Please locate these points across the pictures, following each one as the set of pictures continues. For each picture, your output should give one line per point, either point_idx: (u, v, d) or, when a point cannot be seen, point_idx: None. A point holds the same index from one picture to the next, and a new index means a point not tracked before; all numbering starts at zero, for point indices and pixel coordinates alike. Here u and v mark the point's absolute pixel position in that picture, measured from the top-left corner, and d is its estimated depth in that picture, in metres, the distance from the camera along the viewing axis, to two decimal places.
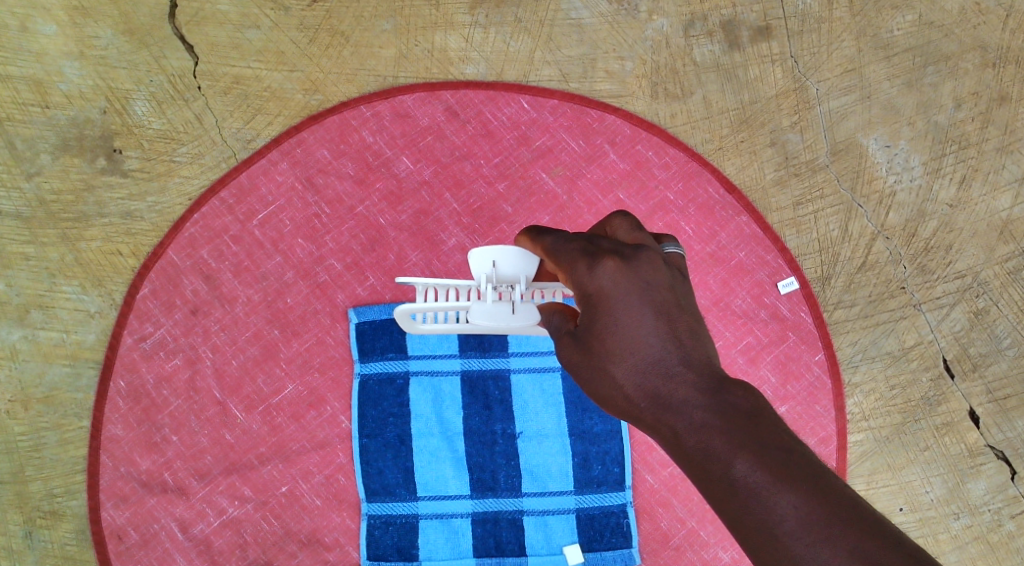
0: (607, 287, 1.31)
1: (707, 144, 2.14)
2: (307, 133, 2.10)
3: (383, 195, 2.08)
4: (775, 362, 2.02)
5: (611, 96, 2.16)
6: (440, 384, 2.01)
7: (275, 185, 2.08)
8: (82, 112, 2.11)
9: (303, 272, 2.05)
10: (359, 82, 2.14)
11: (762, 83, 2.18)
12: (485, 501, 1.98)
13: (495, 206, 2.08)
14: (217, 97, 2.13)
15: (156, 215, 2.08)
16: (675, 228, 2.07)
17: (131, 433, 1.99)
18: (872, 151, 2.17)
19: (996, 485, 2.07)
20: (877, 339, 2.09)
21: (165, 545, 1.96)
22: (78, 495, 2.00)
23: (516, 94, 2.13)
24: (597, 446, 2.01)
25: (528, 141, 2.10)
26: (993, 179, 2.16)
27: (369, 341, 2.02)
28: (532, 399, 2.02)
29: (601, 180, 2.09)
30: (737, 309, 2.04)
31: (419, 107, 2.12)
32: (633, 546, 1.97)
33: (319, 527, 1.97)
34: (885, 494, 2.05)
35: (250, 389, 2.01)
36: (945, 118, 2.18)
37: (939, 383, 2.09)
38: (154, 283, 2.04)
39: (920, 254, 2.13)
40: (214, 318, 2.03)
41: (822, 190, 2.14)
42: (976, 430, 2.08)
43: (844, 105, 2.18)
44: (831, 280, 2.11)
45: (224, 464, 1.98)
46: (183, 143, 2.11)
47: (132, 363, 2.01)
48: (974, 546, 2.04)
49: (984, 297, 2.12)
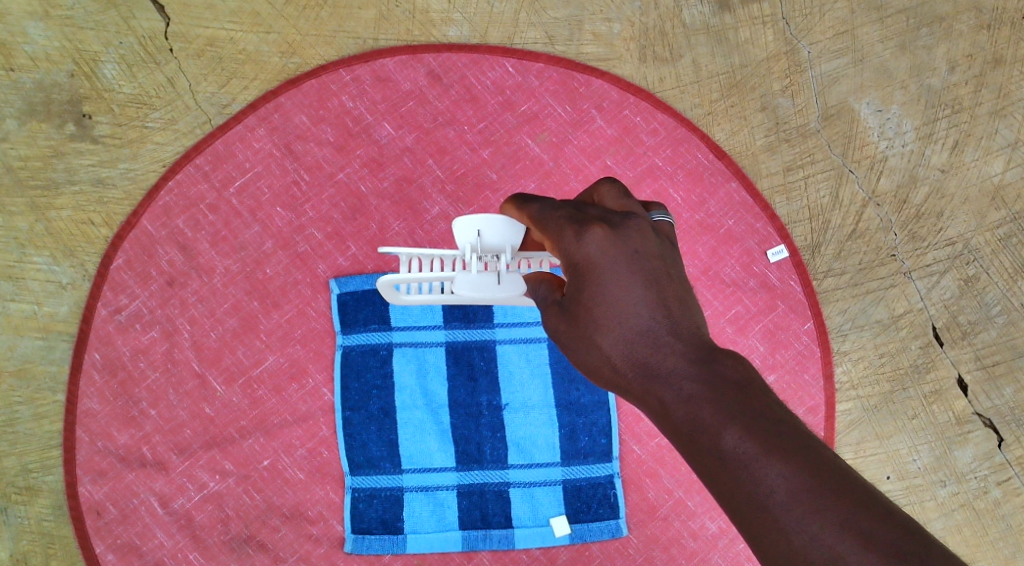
0: (594, 256, 1.28)
1: (696, 108, 2.10)
2: (284, 98, 2.03)
3: (365, 161, 2.02)
4: (764, 331, 2.00)
5: (598, 59, 2.10)
6: (424, 355, 1.97)
7: (251, 151, 2.01)
8: (48, 75, 2.03)
9: (283, 242, 2.00)
10: (338, 45, 2.07)
11: (753, 45, 2.13)
12: (471, 473, 1.95)
13: (479, 173, 2.02)
14: (190, 60, 2.05)
15: (129, 183, 2.02)
16: (663, 195, 2.03)
17: (107, 407, 1.94)
18: (864, 116, 2.13)
19: (983, 452, 2.06)
20: (867, 307, 2.07)
21: (145, 520, 1.92)
22: (54, 470, 1.95)
23: (500, 57, 2.07)
24: (584, 417, 1.98)
25: (512, 107, 2.05)
26: (986, 143, 2.13)
27: (352, 312, 1.97)
28: (518, 370, 1.98)
29: (588, 146, 2.04)
30: (725, 278, 2.01)
31: (400, 70, 2.05)
32: (620, 517, 1.96)
33: (303, 501, 1.94)
34: (873, 463, 2.04)
35: (229, 361, 1.96)
36: (938, 82, 2.14)
37: (928, 351, 2.07)
38: (129, 253, 1.98)
39: (911, 221, 2.10)
40: (191, 289, 1.98)
41: (813, 155, 2.11)
42: (963, 397, 2.07)
43: (836, 68, 2.14)
44: (821, 248, 2.08)
45: (204, 438, 1.94)
46: (155, 108, 2.04)
47: (107, 336, 1.96)
48: (961, 513, 2.04)
49: (975, 264, 2.10)
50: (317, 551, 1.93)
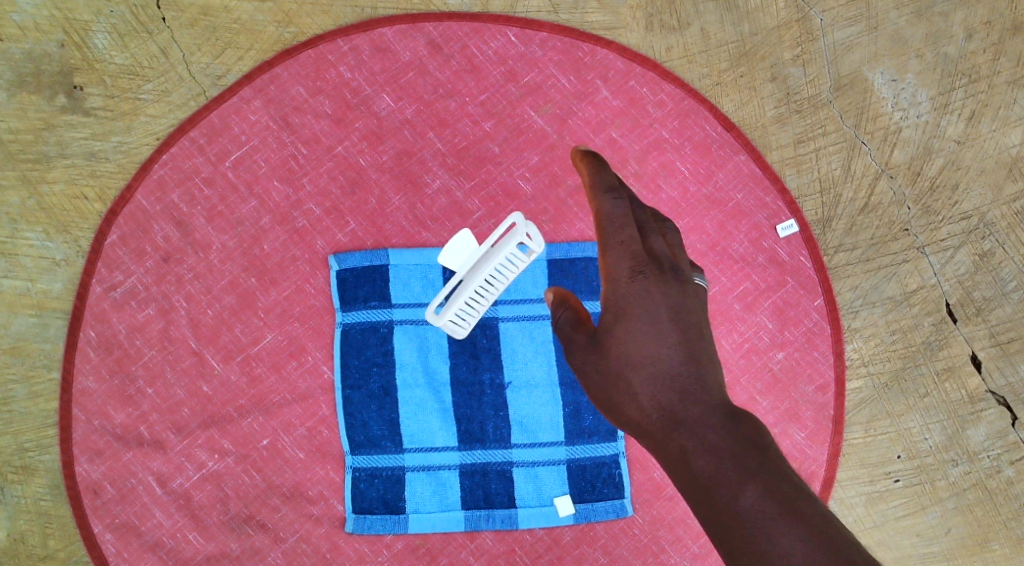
0: (624, 281, 1.25)
1: (704, 79, 2.04)
2: (281, 69, 1.97)
3: (364, 134, 1.97)
4: (773, 308, 1.97)
5: (603, 27, 2.04)
6: (426, 333, 1.93)
7: (247, 124, 1.96)
8: (38, 45, 1.97)
9: (280, 217, 1.95)
10: (335, 13, 2.01)
11: (763, 13, 2.06)
12: (474, 452, 1.91)
13: (481, 146, 1.97)
14: (184, 30, 2.00)
15: (122, 156, 1.97)
16: (670, 168, 1.98)
17: (103, 386, 1.91)
18: (878, 86, 2.07)
19: (996, 431, 2.01)
20: (879, 283, 2.02)
21: (143, 499, 1.89)
22: (51, 449, 1.92)
23: (502, 26, 2.00)
24: (588, 396, 1.94)
25: (515, 77, 1.99)
26: (1004, 114, 2.06)
27: (351, 289, 1.93)
28: (521, 348, 1.94)
29: (594, 119, 1.99)
30: (734, 254, 1.97)
31: (400, 40, 1.99)
32: (625, 497, 1.93)
33: (303, 480, 1.91)
34: (883, 442, 2.00)
35: (227, 339, 1.93)
36: (954, 50, 2.07)
37: (941, 328, 2.02)
38: (123, 229, 1.94)
39: (925, 194, 2.05)
40: (188, 265, 1.93)
41: (824, 127, 2.05)
42: (977, 375, 2.02)
43: (850, 37, 2.07)
44: (832, 223, 2.03)
45: (203, 417, 1.91)
46: (148, 80, 1.98)
47: (102, 313, 1.92)
48: (972, 493, 2.00)
49: (990, 239, 2.04)
50: (317, 531, 1.90)
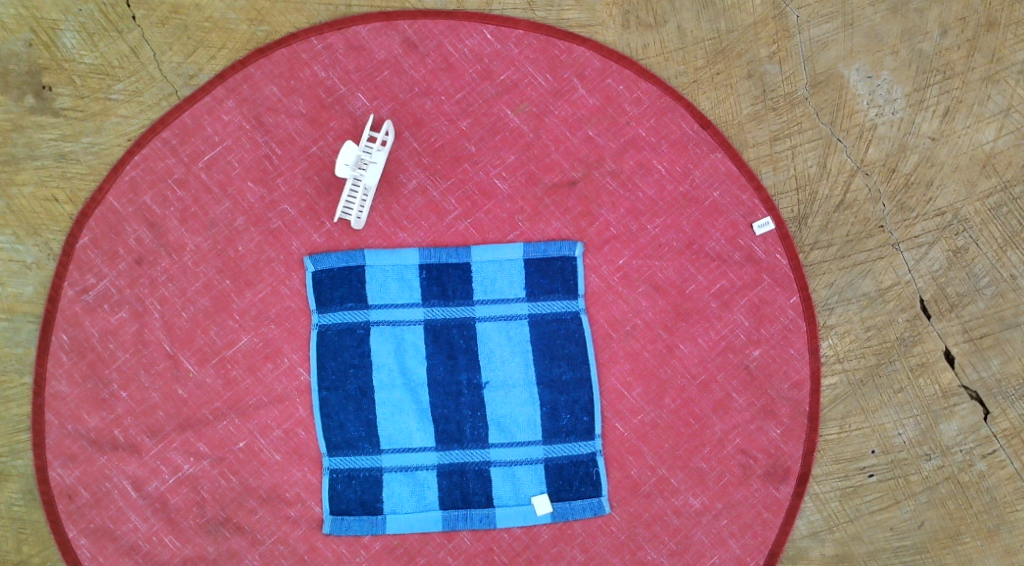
0: None
1: (680, 77, 2.02)
2: (254, 68, 1.95)
3: (338, 134, 1.95)
4: (749, 305, 1.99)
5: (580, 25, 2.01)
6: (403, 334, 1.92)
7: (220, 124, 1.94)
8: (5, 45, 1.94)
9: (255, 218, 1.93)
10: (308, 11, 1.97)
11: (740, 10, 2.04)
12: (451, 453, 1.91)
13: (457, 145, 1.96)
14: (154, 28, 1.96)
15: (93, 157, 1.94)
16: (647, 166, 1.99)
17: (77, 389, 1.89)
18: (854, 82, 2.05)
19: (969, 425, 2.02)
20: (854, 280, 2.03)
21: (118, 503, 1.88)
22: (23, 454, 1.89)
23: (478, 24, 1.99)
24: (566, 395, 1.94)
25: (491, 76, 1.98)
26: (978, 110, 2.05)
27: (327, 291, 1.92)
28: (498, 347, 1.93)
29: (570, 117, 1.99)
30: (710, 251, 1.99)
31: (374, 38, 1.97)
32: (602, 495, 1.93)
33: (280, 482, 1.90)
34: (858, 437, 2.01)
35: (202, 341, 1.91)
36: (929, 46, 2.05)
37: (915, 324, 2.03)
38: (95, 231, 1.92)
39: (900, 191, 2.04)
40: (161, 268, 1.91)
41: (800, 125, 2.04)
42: (950, 370, 2.03)
43: (825, 33, 2.05)
44: (807, 220, 2.03)
45: (178, 421, 1.89)
46: (118, 79, 1.95)
47: (75, 316, 1.90)
48: (945, 487, 2.01)
49: (964, 235, 2.04)
50: (295, 533, 1.89)
